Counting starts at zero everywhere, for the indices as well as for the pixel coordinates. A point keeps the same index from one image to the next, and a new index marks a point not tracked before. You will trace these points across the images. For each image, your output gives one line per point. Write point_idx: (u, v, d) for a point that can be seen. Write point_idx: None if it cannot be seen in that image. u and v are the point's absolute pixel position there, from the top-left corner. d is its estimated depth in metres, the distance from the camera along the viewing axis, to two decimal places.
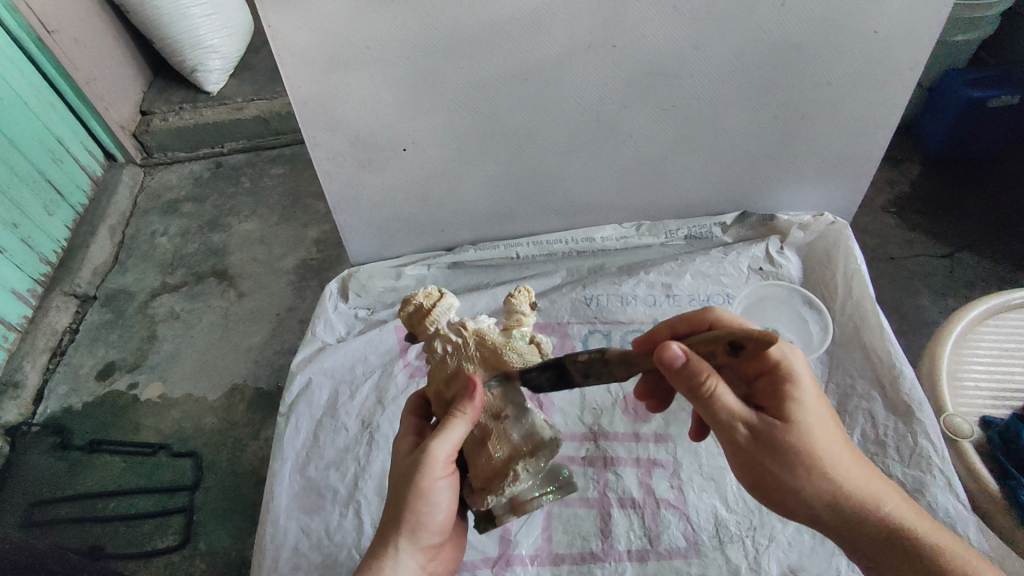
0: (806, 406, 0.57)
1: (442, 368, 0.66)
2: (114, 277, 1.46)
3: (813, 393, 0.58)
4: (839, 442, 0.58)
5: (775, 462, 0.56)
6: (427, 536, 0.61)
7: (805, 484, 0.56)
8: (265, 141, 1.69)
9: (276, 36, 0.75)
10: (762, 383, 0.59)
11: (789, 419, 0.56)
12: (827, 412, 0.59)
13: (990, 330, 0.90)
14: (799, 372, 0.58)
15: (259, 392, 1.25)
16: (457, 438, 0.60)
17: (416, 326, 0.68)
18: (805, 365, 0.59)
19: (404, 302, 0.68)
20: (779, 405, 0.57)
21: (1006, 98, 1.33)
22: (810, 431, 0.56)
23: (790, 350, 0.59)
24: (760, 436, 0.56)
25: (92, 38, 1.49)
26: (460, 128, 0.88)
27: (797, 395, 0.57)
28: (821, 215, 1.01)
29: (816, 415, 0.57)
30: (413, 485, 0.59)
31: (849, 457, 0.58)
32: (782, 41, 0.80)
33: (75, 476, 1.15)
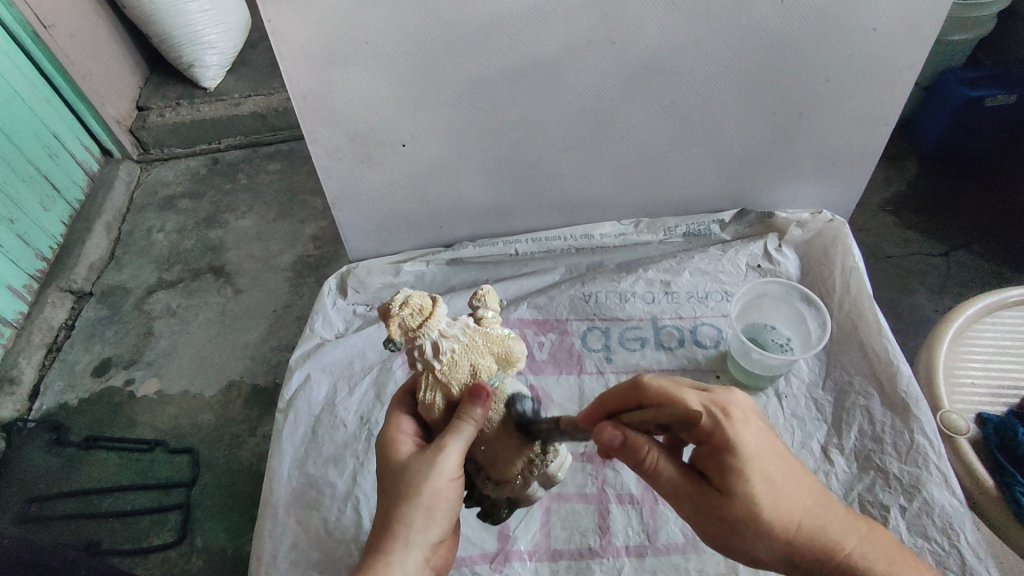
0: (748, 472, 0.54)
1: (448, 369, 0.64)
2: (110, 273, 1.46)
3: (758, 451, 0.55)
4: (793, 496, 0.55)
5: (724, 531, 0.56)
6: (435, 538, 0.60)
7: (754, 548, 0.55)
8: (262, 137, 1.68)
9: (275, 30, 0.75)
10: (704, 450, 0.57)
11: (731, 490, 0.55)
12: (780, 466, 0.56)
13: (985, 328, 0.91)
14: (736, 439, 0.55)
15: (257, 388, 1.25)
16: (467, 440, 0.62)
17: (413, 331, 0.64)
18: (748, 424, 0.56)
19: (396, 308, 0.65)
20: (720, 476, 0.55)
21: (1003, 97, 1.34)
22: (755, 499, 0.54)
23: (727, 413, 0.56)
24: (699, 506, 0.57)
25: (88, 33, 1.48)
26: (460, 123, 0.87)
27: (737, 463, 0.54)
28: (819, 213, 1.01)
29: (763, 477, 0.55)
30: (426, 481, 0.59)
31: (806, 510, 0.55)
32: (781, 39, 0.80)
33: (71, 473, 1.15)
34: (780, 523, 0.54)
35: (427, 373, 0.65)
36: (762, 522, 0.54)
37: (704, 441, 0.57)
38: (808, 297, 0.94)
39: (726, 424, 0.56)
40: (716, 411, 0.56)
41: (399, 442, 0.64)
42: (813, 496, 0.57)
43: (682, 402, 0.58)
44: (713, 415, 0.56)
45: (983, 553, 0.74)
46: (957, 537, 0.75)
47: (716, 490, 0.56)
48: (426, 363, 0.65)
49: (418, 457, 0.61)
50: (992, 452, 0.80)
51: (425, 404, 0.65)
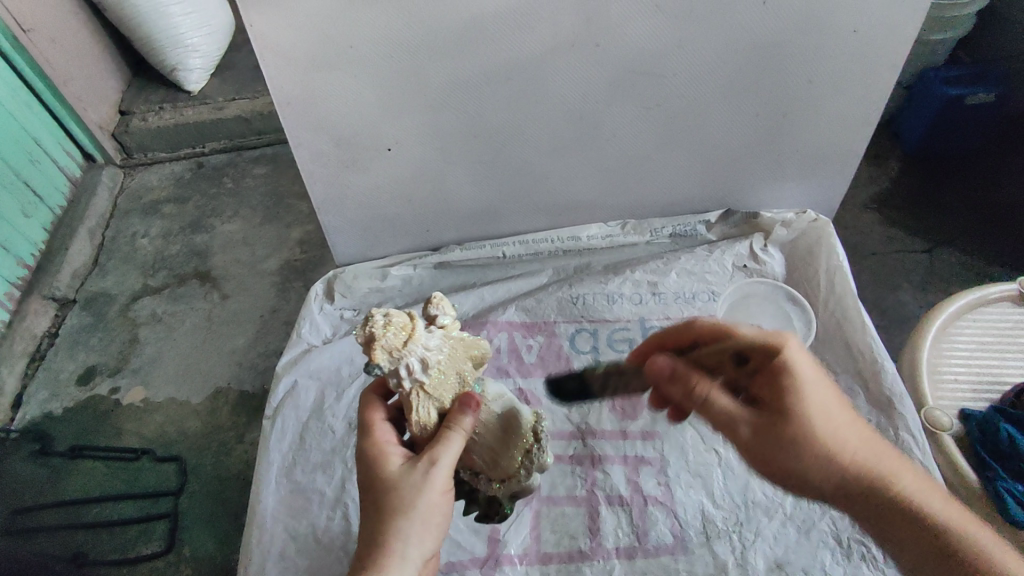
0: (801, 392, 0.63)
1: (438, 383, 0.63)
2: (94, 280, 1.44)
3: (812, 379, 0.63)
4: (837, 419, 0.63)
5: (773, 442, 0.63)
6: (429, 550, 0.61)
7: (805, 459, 0.62)
8: (247, 141, 1.67)
9: (257, 34, 0.74)
10: (760, 376, 0.65)
11: (785, 405, 0.63)
12: (828, 392, 0.64)
13: (968, 325, 0.92)
14: (794, 362, 0.63)
15: (245, 394, 1.24)
16: (458, 450, 0.62)
17: (398, 352, 0.59)
18: (805, 357, 0.64)
19: (378, 330, 0.58)
20: (775, 394, 0.63)
21: (982, 95, 1.36)
22: (800, 412, 0.62)
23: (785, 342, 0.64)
24: (760, 426, 0.64)
25: (68, 36, 1.46)
26: (443, 127, 0.87)
27: (792, 379, 0.63)
28: (804, 213, 1.01)
29: (815, 396, 0.63)
30: (422, 496, 0.60)
31: (854, 438, 0.63)
32: (764, 40, 0.80)
33: (55, 484, 1.13)
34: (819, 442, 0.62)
35: (417, 392, 0.62)
36: (813, 432, 0.62)
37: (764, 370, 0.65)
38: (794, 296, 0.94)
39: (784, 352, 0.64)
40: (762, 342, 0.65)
41: (388, 453, 0.64)
42: (858, 430, 0.64)
43: (738, 335, 0.68)
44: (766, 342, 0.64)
45: None
46: None
47: (767, 405, 0.64)
48: (415, 382, 0.61)
49: (410, 470, 0.61)
50: (975, 449, 0.80)
51: (418, 423, 0.63)
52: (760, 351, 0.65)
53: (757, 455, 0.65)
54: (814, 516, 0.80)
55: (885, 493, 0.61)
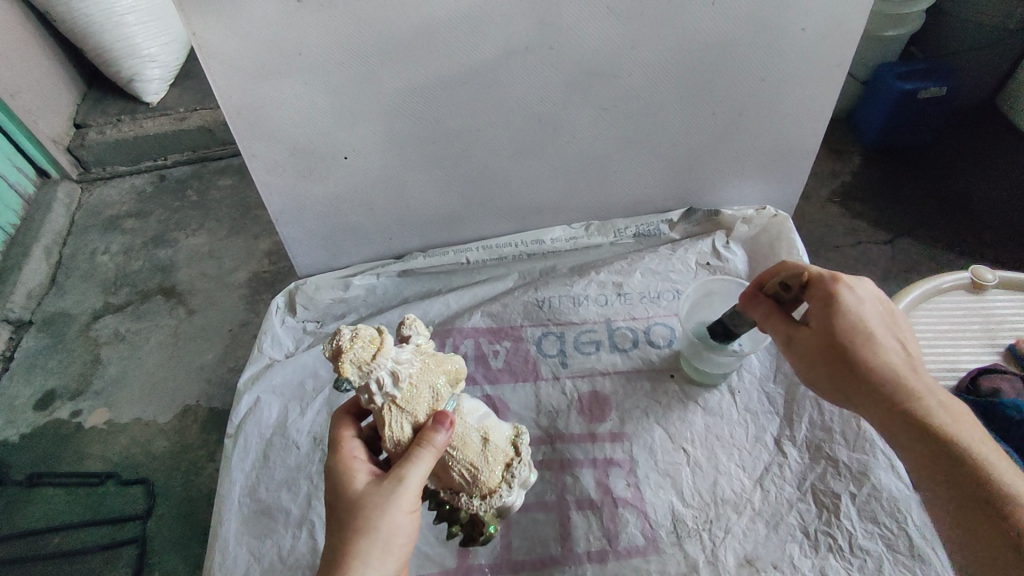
0: (845, 314, 0.69)
1: (409, 396, 0.62)
2: (52, 300, 1.39)
3: (862, 305, 0.70)
4: (880, 344, 0.68)
5: (817, 361, 0.70)
6: (390, 572, 0.59)
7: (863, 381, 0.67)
8: (210, 152, 1.63)
9: (201, 43, 0.72)
10: (816, 303, 0.72)
11: (821, 327, 0.70)
12: (876, 317, 0.70)
13: (925, 314, 0.94)
14: (842, 290, 0.71)
15: (214, 411, 1.21)
16: (427, 469, 0.60)
17: (367, 365, 0.58)
18: (857, 287, 0.71)
19: (345, 344, 0.58)
20: (821, 316, 0.70)
21: (934, 90, 1.39)
22: (839, 337, 0.69)
23: (839, 279, 0.72)
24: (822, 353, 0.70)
25: (16, 50, 1.42)
26: (400, 134, 0.86)
27: (836, 306, 0.70)
28: (763, 209, 1.03)
29: (853, 320, 0.69)
30: (385, 516, 0.58)
31: (886, 356, 0.67)
32: (717, 39, 0.81)
33: (16, 513, 1.09)
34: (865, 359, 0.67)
35: (390, 406, 0.62)
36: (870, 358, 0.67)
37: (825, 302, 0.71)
38: None
39: (835, 284, 0.71)
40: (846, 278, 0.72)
41: (353, 471, 0.62)
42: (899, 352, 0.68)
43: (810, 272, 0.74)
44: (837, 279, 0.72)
45: (932, 536, 0.76)
46: (904, 520, 0.77)
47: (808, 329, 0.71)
48: (386, 395, 0.61)
49: (375, 488, 0.60)
50: None
51: (392, 438, 0.62)
52: (819, 285, 0.72)
53: (811, 378, 0.72)
54: (782, 510, 0.80)
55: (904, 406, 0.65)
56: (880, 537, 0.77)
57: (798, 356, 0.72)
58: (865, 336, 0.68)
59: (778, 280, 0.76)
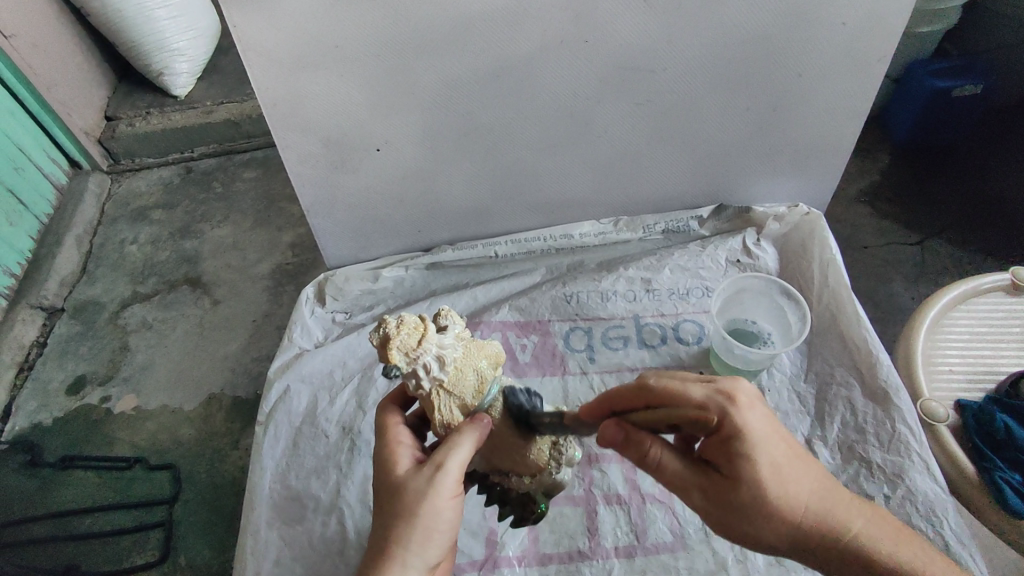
0: (758, 460, 0.53)
1: (456, 379, 0.63)
2: (83, 288, 1.42)
3: (765, 439, 0.54)
4: (801, 483, 0.55)
5: (736, 519, 0.55)
6: (433, 559, 0.59)
7: (774, 532, 0.55)
8: (236, 144, 1.65)
9: (240, 35, 0.73)
10: (712, 443, 0.55)
11: (739, 479, 0.54)
12: (787, 451, 0.55)
13: (961, 316, 0.93)
14: (744, 425, 0.54)
15: (239, 400, 1.23)
16: (467, 454, 0.61)
17: (414, 352, 0.60)
18: (754, 410, 0.55)
19: (392, 331, 0.59)
20: (729, 465, 0.54)
21: (969, 87, 1.37)
22: (768, 491, 0.54)
23: (732, 400, 0.55)
24: (715, 496, 0.55)
25: (52, 42, 1.44)
26: (434, 127, 0.87)
27: (747, 455, 0.53)
28: (796, 207, 1.01)
29: (770, 462, 0.54)
30: (426, 500, 0.58)
31: (813, 493, 0.55)
32: (754, 33, 0.80)
33: (47, 494, 1.12)
34: (793, 510, 0.54)
35: (438, 391, 0.63)
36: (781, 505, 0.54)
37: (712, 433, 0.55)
38: (787, 290, 0.94)
39: (733, 414, 0.54)
40: (716, 402, 0.54)
41: (401, 457, 0.63)
42: (814, 476, 0.57)
43: (686, 395, 0.56)
44: (716, 405, 0.54)
45: (967, 538, 0.75)
46: (940, 524, 0.76)
47: (728, 481, 0.54)
48: (434, 380, 0.62)
49: (416, 473, 0.60)
50: (972, 439, 0.80)
51: (442, 422, 0.63)
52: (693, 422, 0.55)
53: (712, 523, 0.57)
54: None
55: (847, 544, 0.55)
56: None
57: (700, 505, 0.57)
58: (780, 479, 0.54)
59: (656, 408, 0.57)
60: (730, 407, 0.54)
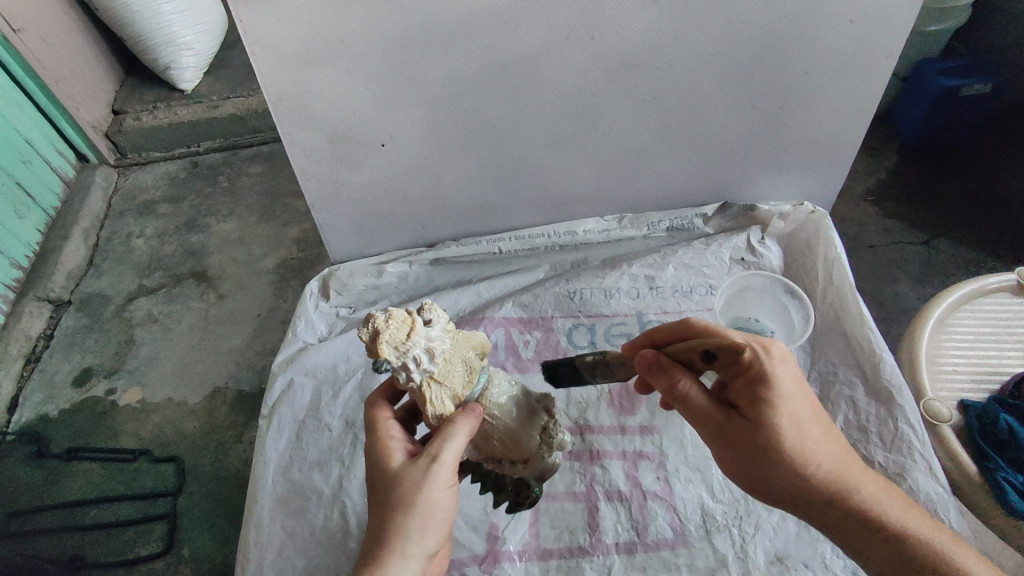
0: (780, 404, 0.57)
1: (446, 371, 0.64)
2: (89, 281, 1.43)
3: (790, 386, 0.58)
4: (816, 435, 0.58)
5: (748, 456, 0.58)
6: (431, 547, 0.59)
7: (781, 472, 0.57)
8: (242, 139, 1.66)
9: (247, 29, 0.73)
10: (739, 382, 0.59)
11: (760, 416, 0.57)
12: (808, 406, 0.58)
13: (965, 316, 0.92)
14: (771, 371, 0.57)
15: (242, 394, 1.24)
16: (461, 444, 0.62)
17: (404, 345, 0.60)
18: (785, 362, 0.59)
19: (382, 325, 0.59)
20: (751, 402, 0.58)
21: (978, 86, 1.37)
22: (785, 435, 0.56)
23: (767, 349, 0.59)
24: (732, 431, 0.59)
25: (60, 36, 1.45)
26: (439, 122, 0.87)
27: (771, 398, 0.57)
28: (801, 205, 1.01)
29: (791, 407, 0.57)
30: (422, 489, 0.59)
31: (826, 447, 0.58)
32: (761, 31, 0.80)
33: (53, 485, 1.13)
34: (806, 459, 0.57)
35: (429, 383, 0.63)
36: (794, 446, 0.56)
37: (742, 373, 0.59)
38: (791, 288, 0.93)
39: (764, 359, 0.58)
40: (756, 344, 0.59)
41: (394, 448, 0.64)
42: (834, 440, 0.58)
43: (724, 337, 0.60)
44: (752, 345, 0.59)
45: (969, 538, 0.75)
46: (942, 524, 0.75)
47: (747, 419, 0.58)
48: (424, 372, 0.62)
49: (411, 465, 0.60)
50: (975, 440, 0.80)
51: (435, 414, 0.64)
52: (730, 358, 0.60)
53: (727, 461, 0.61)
54: None
55: (851, 504, 0.57)
56: None
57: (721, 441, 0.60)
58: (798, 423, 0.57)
59: (695, 342, 0.61)
60: (764, 350, 0.59)
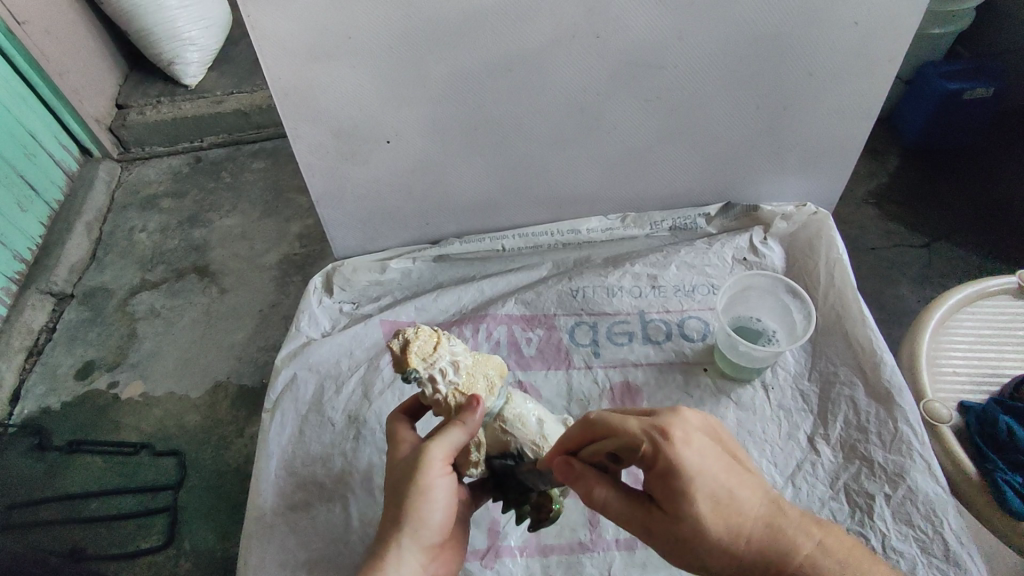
0: (693, 493, 0.54)
1: (470, 383, 0.67)
2: (92, 274, 1.43)
3: (704, 470, 0.55)
4: (741, 505, 0.55)
5: (677, 549, 0.57)
6: (428, 538, 0.62)
7: (711, 560, 0.56)
8: (245, 135, 1.66)
9: (254, 25, 0.74)
10: (650, 476, 0.57)
11: (675, 511, 0.55)
12: (728, 481, 0.56)
13: (966, 318, 0.93)
14: (678, 459, 0.55)
15: (244, 388, 1.24)
16: (453, 439, 0.64)
17: (431, 357, 0.65)
18: (690, 443, 0.56)
19: (410, 337, 0.65)
20: (666, 498, 0.56)
21: (981, 90, 1.36)
22: (702, 524, 0.54)
23: (666, 435, 0.56)
24: (653, 528, 0.57)
25: (65, 29, 1.45)
26: (444, 119, 0.87)
27: (684, 490, 0.54)
28: (803, 206, 1.02)
29: (708, 495, 0.55)
30: (412, 483, 0.62)
31: (752, 518, 0.55)
32: (765, 31, 0.80)
33: (55, 478, 1.13)
34: (732, 542, 0.55)
35: (455, 394, 0.66)
36: (716, 534, 0.55)
37: (651, 467, 0.57)
38: (793, 288, 0.94)
39: (668, 447, 0.56)
40: (656, 435, 0.57)
41: (400, 448, 0.67)
42: (766, 507, 0.57)
43: (624, 430, 0.59)
44: (653, 439, 0.56)
45: (967, 538, 0.75)
46: (940, 523, 0.76)
47: (664, 513, 0.56)
48: (451, 384, 0.66)
49: (406, 461, 0.64)
50: (974, 440, 0.81)
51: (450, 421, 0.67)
52: (641, 458, 0.57)
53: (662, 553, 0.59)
54: (814, 506, 0.81)
55: (793, 571, 0.55)
56: (915, 540, 0.76)
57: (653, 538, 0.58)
58: (717, 506, 0.55)
59: (600, 443, 0.60)
60: (670, 438, 0.56)
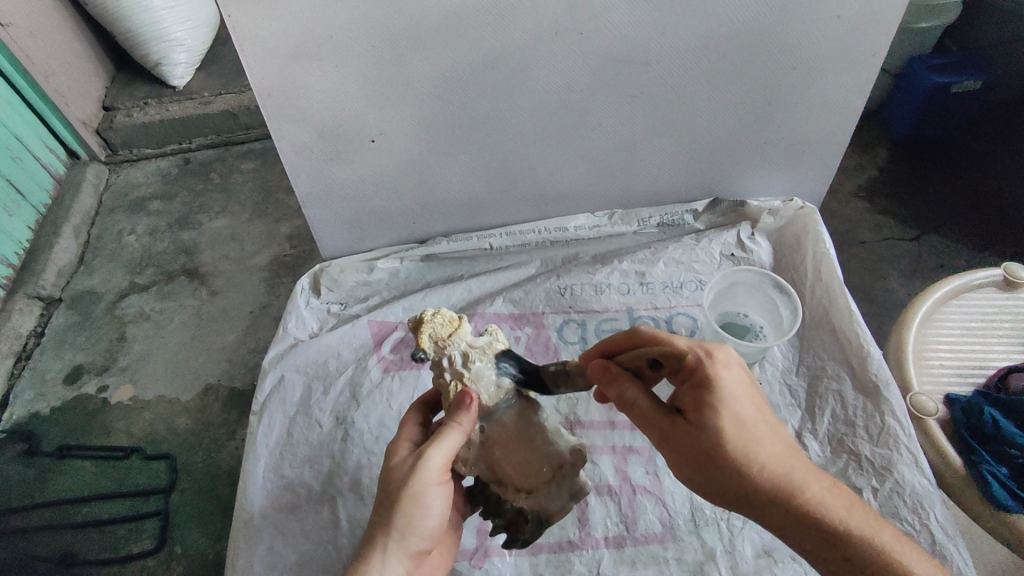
0: (724, 410, 0.55)
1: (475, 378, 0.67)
2: (80, 278, 1.42)
3: (737, 392, 0.56)
4: (763, 436, 0.56)
5: (695, 463, 0.57)
6: (416, 544, 0.62)
7: (726, 476, 0.56)
8: (234, 136, 1.65)
9: (235, 24, 0.73)
10: (685, 387, 0.58)
11: (703, 424, 0.56)
12: (754, 411, 0.57)
13: (953, 311, 0.93)
14: (717, 376, 0.56)
15: (235, 391, 1.23)
16: (451, 446, 0.64)
17: (444, 341, 0.67)
18: (729, 367, 0.57)
19: (427, 317, 0.68)
20: (696, 410, 0.56)
21: (968, 83, 1.37)
22: (725, 441, 0.55)
23: (711, 354, 0.57)
24: (677, 438, 0.58)
25: (50, 31, 1.44)
26: (429, 118, 0.87)
27: (716, 404, 0.56)
28: (790, 201, 1.02)
29: (737, 416, 0.56)
30: (408, 488, 0.61)
31: (773, 451, 0.56)
32: (750, 27, 0.80)
33: (44, 484, 1.12)
34: (749, 466, 0.55)
35: (456, 384, 0.67)
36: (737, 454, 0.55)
37: (689, 379, 0.58)
38: (779, 283, 0.94)
39: (709, 364, 0.57)
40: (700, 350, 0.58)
41: (399, 449, 0.67)
42: (783, 444, 0.57)
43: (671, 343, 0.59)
44: (697, 353, 0.57)
45: (953, 531, 0.75)
46: (927, 516, 0.76)
47: (690, 422, 0.57)
48: (456, 372, 0.67)
49: (405, 461, 0.64)
50: (960, 434, 0.81)
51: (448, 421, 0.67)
52: (682, 369, 0.58)
53: (677, 466, 0.59)
54: None
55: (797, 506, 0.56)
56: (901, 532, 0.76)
57: (674, 449, 0.58)
58: (743, 429, 0.56)
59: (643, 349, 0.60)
60: (714, 358, 0.57)
